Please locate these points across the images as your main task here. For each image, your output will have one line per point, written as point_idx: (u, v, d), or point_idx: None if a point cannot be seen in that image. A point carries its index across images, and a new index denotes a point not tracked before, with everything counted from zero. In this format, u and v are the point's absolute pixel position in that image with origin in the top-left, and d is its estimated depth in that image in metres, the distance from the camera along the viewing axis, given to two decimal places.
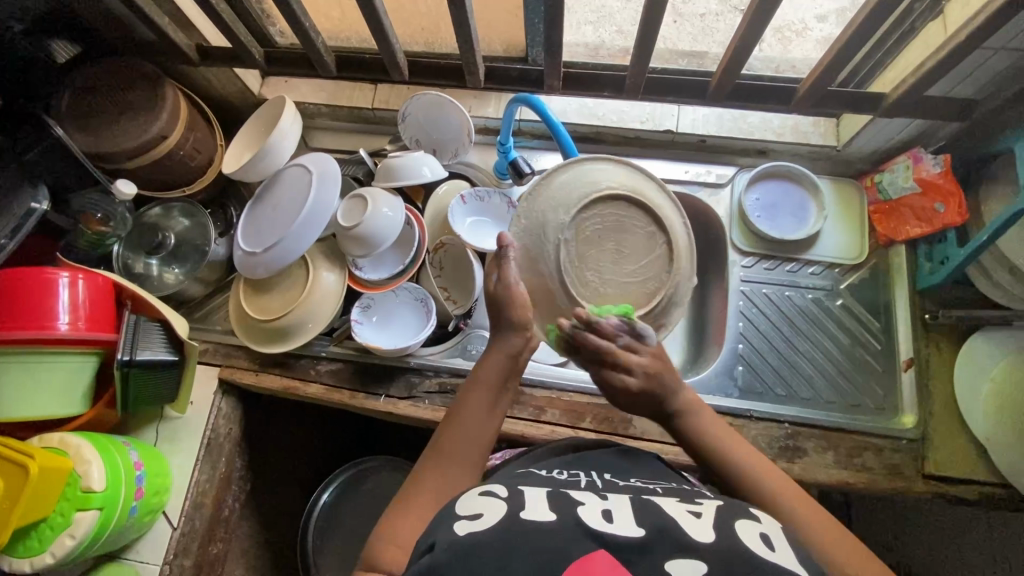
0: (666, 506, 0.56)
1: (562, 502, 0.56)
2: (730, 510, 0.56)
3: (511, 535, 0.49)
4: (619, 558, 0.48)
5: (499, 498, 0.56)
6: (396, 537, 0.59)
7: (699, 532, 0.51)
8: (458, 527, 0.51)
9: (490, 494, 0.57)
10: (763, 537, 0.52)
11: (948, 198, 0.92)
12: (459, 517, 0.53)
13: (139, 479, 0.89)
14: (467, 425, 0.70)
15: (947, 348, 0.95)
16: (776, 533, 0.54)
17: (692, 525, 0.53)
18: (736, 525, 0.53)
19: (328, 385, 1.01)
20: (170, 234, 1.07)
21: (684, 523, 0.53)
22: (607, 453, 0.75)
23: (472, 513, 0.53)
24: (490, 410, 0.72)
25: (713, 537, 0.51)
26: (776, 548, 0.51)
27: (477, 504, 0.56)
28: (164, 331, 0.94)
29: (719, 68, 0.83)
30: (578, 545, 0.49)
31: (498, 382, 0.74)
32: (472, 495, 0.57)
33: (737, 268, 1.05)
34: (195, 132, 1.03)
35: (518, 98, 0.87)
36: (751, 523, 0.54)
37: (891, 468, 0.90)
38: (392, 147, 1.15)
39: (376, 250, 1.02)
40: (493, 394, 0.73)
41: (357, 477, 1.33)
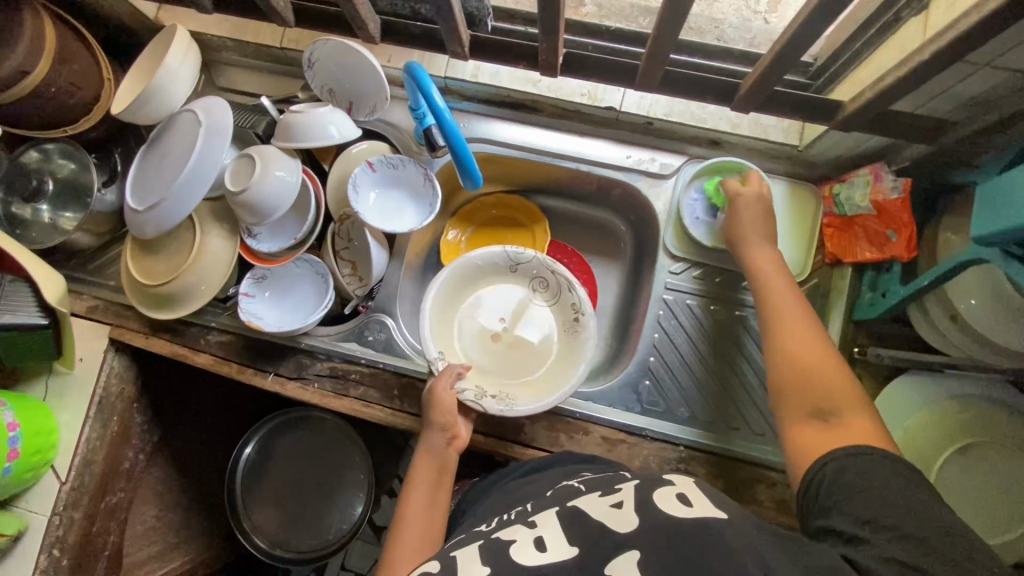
0: (590, 509, 0.59)
1: (495, 547, 0.57)
2: (646, 485, 0.60)
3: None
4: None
5: (433, 574, 0.55)
6: None
7: (622, 522, 0.55)
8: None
9: (424, 573, 0.56)
10: (680, 496, 0.57)
11: (902, 227, 0.82)
12: None
13: (11, 440, 0.88)
14: (417, 507, 0.76)
15: (870, 386, 0.88)
16: (692, 488, 0.59)
17: (615, 517, 0.56)
18: (654, 496, 0.57)
19: (217, 356, 0.97)
20: (50, 179, 0.98)
21: (606, 519, 0.56)
22: (563, 467, 0.80)
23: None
24: (433, 497, 0.78)
25: (634, 523, 0.54)
26: (693, 502, 0.56)
27: None
28: (34, 291, 0.88)
29: (648, 50, 0.69)
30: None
31: (440, 462, 0.81)
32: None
33: (664, 273, 0.96)
34: (70, 64, 0.92)
35: (408, 67, 0.74)
36: (668, 487, 0.58)
37: (780, 503, 0.86)
38: (302, 97, 1.02)
39: (270, 218, 0.93)
40: (436, 470, 0.80)
41: (281, 428, 1.35)
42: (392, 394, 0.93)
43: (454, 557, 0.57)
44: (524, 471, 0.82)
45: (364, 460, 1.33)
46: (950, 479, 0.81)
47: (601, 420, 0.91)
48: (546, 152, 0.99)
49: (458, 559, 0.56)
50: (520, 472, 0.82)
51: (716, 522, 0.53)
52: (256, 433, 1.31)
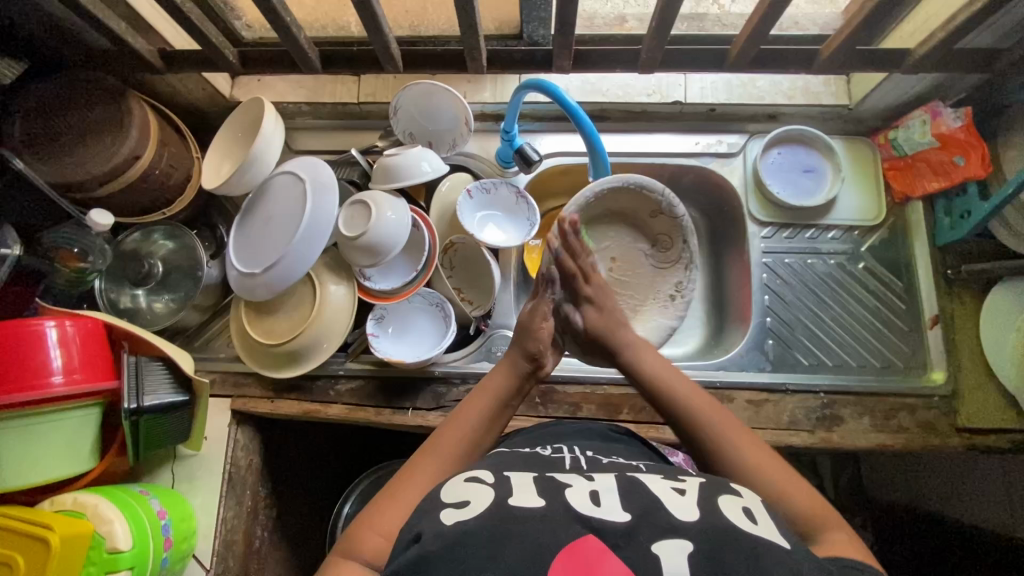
0: (652, 485, 0.57)
1: (550, 485, 0.56)
2: (714, 486, 0.57)
3: (497, 524, 0.50)
4: (608, 541, 0.49)
5: (486, 485, 0.56)
6: (378, 525, 0.58)
7: (684, 510, 0.52)
8: (445, 517, 0.52)
9: (476, 481, 0.58)
10: (746, 511, 0.53)
11: (969, 151, 0.91)
12: (444, 506, 0.54)
13: (165, 528, 0.84)
14: (464, 423, 0.70)
15: (971, 302, 0.96)
16: (757, 506, 0.56)
17: (678, 502, 0.53)
18: (720, 501, 0.54)
19: (350, 405, 0.96)
20: (157, 260, 0.99)
21: (666, 500, 0.54)
22: (588, 436, 0.77)
23: (458, 502, 0.54)
24: (489, 420, 0.72)
25: (697, 516, 0.51)
26: (759, 521, 0.53)
27: (464, 492, 0.56)
28: (167, 368, 0.87)
29: (742, 34, 0.78)
30: (566, 530, 0.49)
31: (505, 391, 0.74)
32: (457, 484, 0.57)
33: (758, 239, 1.03)
34: (169, 146, 0.94)
35: (527, 83, 0.81)
36: (734, 498, 0.55)
37: (926, 425, 0.91)
38: (384, 143, 1.07)
39: (385, 258, 0.95)
40: (502, 398, 0.74)
41: (375, 484, 1.26)
42: (534, 403, 0.95)
43: (508, 479, 0.58)
44: (559, 432, 0.78)
45: None
46: None
47: (742, 384, 0.95)
48: (623, 154, 1.06)
49: (512, 481, 0.57)
50: (563, 433, 0.78)
51: (782, 552, 0.48)
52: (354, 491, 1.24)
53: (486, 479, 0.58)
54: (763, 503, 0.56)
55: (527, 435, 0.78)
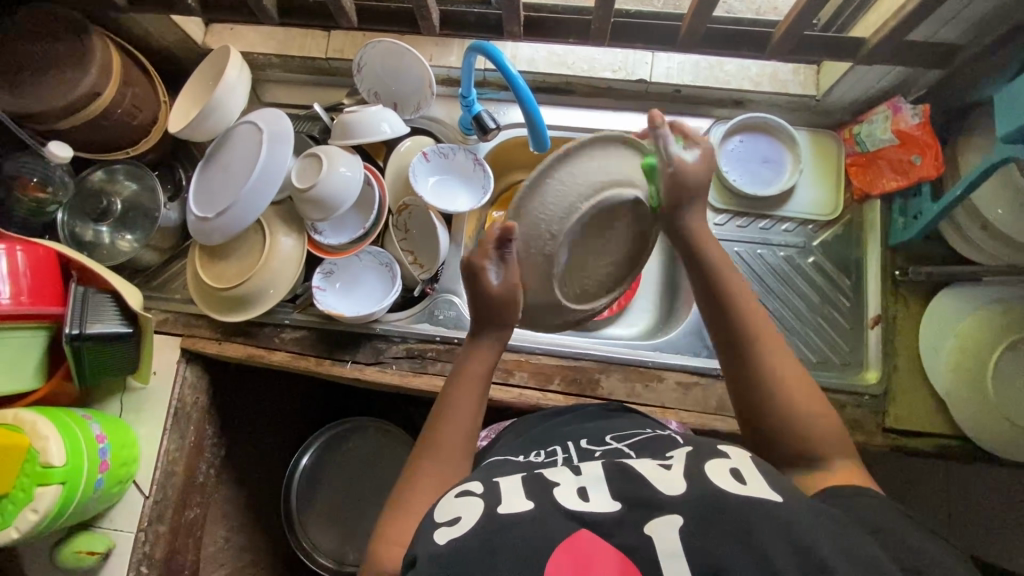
0: (638, 466, 0.57)
1: (538, 483, 0.56)
2: (701, 455, 0.58)
3: (487, 532, 0.50)
4: (601, 531, 0.50)
5: (476, 495, 0.56)
6: (391, 536, 0.60)
7: (671, 485, 0.53)
8: (438, 537, 0.51)
9: (465, 493, 0.57)
10: (733, 473, 0.54)
11: (925, 150, 0.89)
12: (436, 524, 0.53)
13: (102, 452, 0.89)
14: (451, 422, 0.69)
15: (916, 305, 0.95)
16: (745, 464, 0.57)
17: (663, 479, 0.54)
18: (708, 469, 0.55)
19: (293, 352, 1.00)
20: (118, 198, 1.02)
21: (654, 480, 0.54)
22: (588, 418, 0.78)
23: (450, 519, 0.53)
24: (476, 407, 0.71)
25: (684, 489, 0.52)
26: (748, 480, 0.53)
27: (455, 505, 0.55)
28: (116, 302, 0.91)
29: (690, 11, 0.77)
30: (560, 528, 0.50)
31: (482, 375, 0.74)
32: (448, 500, 0.57)
33: (710, 226, 1.03)
34: (133, 87, 0.96)
35: (473, 46, 0.82)
36: (721, 460, 0.57)
37: (852, 422, 0.92)
38: (349, 102, 1.08)
39: (335, 213, 0.97)
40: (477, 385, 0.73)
41: (338, 437, 1.33)
42: None
43: (496, 486, 0.57)
44: (550, 420, 0.79)
45: None
46: (1004, 374, 0.87)
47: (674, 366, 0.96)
48: (584, 129, 1.06)
49: (500, 489, 0.57)
50: (557, 421, 0.78)
51: (777, 508, 0.49)
52: (314, 442, 1.30)
53: (475, 490, 0.57)
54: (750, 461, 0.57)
55: (525, 430, 0.79)
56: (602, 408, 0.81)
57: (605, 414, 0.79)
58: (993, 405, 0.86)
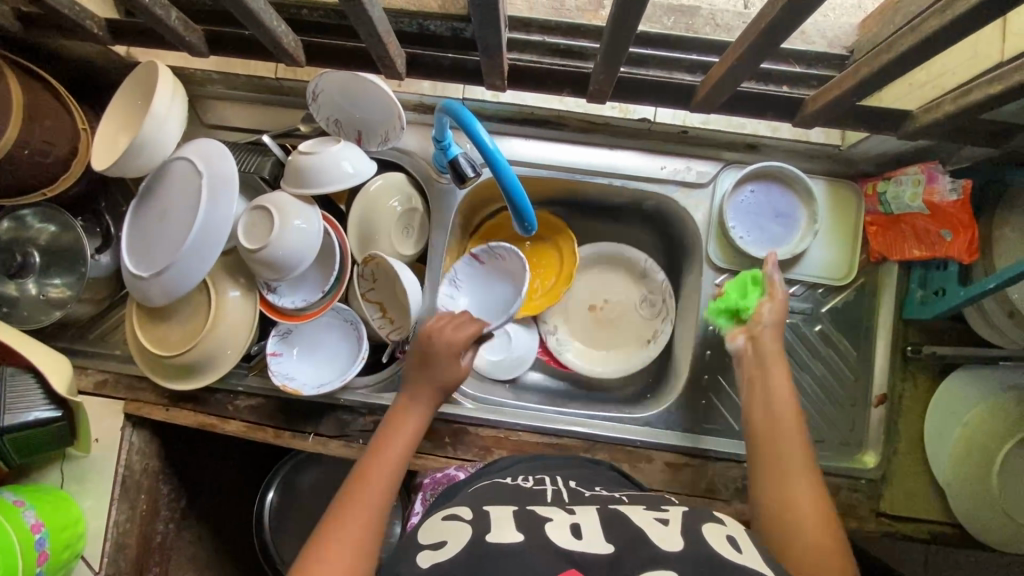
0: (634, 515, 0.59)
1: (529, 520, 0.59)
2: (697, 517, 0.59)
3: (474, 558, 0.53)
4: (590, 574, 0.51)
5: (464, 522, 0.60)
6: None
7: (667, 541, 0.54)
8: (422, 558, 0.56)
9: (454, 519, 0.62)
10: (730, 539, 0.55)
11: (958, 229, 0.80)
12: (422, 548, 0.58)
13: (39, 543, 0.81)
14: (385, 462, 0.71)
15: (924, 383, 0.89)
16: (743, 537, 0.57)
17: (661, 534, 0.55)
18: (704, 530, 0.56)
19: (249, 422, 0.91)
20: (36, 248, 0.88)
21: (649, 532, 0.56)
22: (585, 467, 0.78)
23: (435, 543, 0.58)
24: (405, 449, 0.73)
25: (681, 547, 0.53)
26: (743, 549, 0.54)
27: (440, 531, 0.60)
28: (39, 381, 0.80)
29: (712, 75, 0.65)
30: (550, 565, 0.51)
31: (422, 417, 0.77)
32: (435, 523, 0.61)
33: (711, 286, 0.93)
34: (42, 121, 0.81)
35: (450, 107, 0.68)
36: (718, 526, 0.57)
37: (846, 508, 0.87)
38: (305, 130, 0.93)
39: (292, 273, 0.86)
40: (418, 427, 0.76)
41: (297, 470, 1.24)
42: (444, 442, 0.89)
43: (486, 515, 0.61)
44: (540, 459, 0.81)
45: None
46: (1010, 467, 0.83)
47: (663, 445, 0.89)
48: (576, 170, 0.93)
49: (490, 518, 0.60)
50: (548, 459, 0.80)
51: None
52: (276, 476, 1.23)
53: (465, 517, 0.62)
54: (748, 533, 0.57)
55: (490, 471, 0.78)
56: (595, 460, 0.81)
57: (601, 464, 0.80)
58: (995, 500, 0.83)
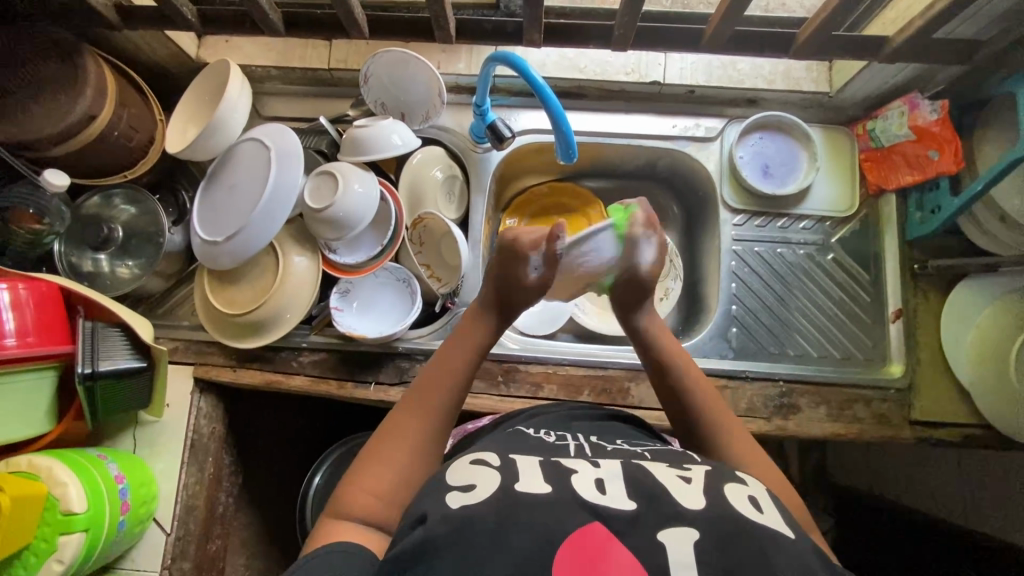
0: (657, 472, 0.55)
1: (558, 470, 0.55)
2: (718, 475, 0.56)
3: (505, 508, 0.49)
4: (614, 528, 0.48)
5: (491, 468, 0.55)
6: (366, 484, 0.60)
7: (690, 498, 0.51)
8: (450, 500, 0.51)
9: (482, 463, 0.57)
10: (751, 499, 0.53)
11: (943, 145, 0.90)
12: (449, 488, 0.53)
13: (123, 492, 0.85)
14: (444, 381, 0.70)
15: (934, 297, 0.97)
16: (764, 496, 0.55)
17: (683, 490, 0.52)
18: (726, 489, 0.53)
19: (313, 377, 0.97)
20: (117, 224, 0.97)
21: (672, 488, 0.52)
22: (592, 420, 0.77)
23: (464, 485, 0.53)
24: (469, 363, 0.72)
25: (703, 504, 0.50)
26: (764, 508, 0.52)
27: (467, 473, 0.55)
28: (125, 334, 0.87)
29: (715, 15, 0.77)
30: (572, 517, 0.49)
31: (478, 345, 0.74)
32: (462, 466, 0.56)
33: (729, 227, 1.03)
34: (129, 107, 0.91)
35: (496, 55, 0.79)
36: (740, 485, 0.55)
37: (880, 417, 0.93)
38: (355, 113, 1.04)
39: (352, 232, 0.94)
40: (474, 354, 0.73)
41: (348, 455, 1.27)
42: (497, 381, 0.95)
43: (515, 462, 0.56)
44: (569, 412, 0.78)
45: None
46: None
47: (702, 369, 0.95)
48: (598, 133, 1.04)
49: (518, 465, 0.56)
50: (567, 414, 0.78)
51: (788, 540, 0.48)
52: (326, 460, 1.26)
53: (492, 462, 0.57)
54: (770, 495, 0.55)
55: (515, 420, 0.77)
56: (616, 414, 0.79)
57: (619, 417, 0.79)
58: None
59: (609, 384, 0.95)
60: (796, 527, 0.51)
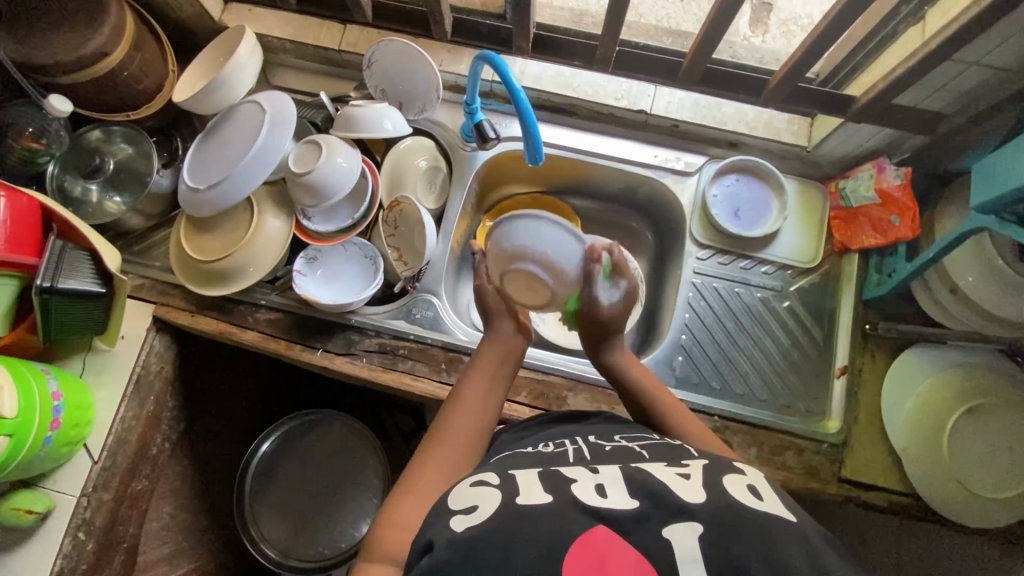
0: (656, 471, 0.55)
1: (553, 478, 0.54)
2: (717, 467, 0.56)
3: (508, 521, 0.47)
4: (617, 529, 0.47)
5: (492, 485, 0.53)
6: (397, 521, 0.57)
7: (690, 492, 0.51)
8: (455, 523, 0.48)
9: (481, 483, 0.54)
10: (751, 488, 0.53)
11: (904, 212, 0.94)
12: (453, 512, 0.50)
13: (56, 409, 0.87)
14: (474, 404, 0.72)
15: (881, 359, 0.97)
16: (763, 484, 0.55)
17: (682, 486, 0.52)
18: (725, 482, 0.53)
19: (265, 333, 0.99)
20: (111, 159, 1.02)
21: (673, 485, 0.52)
22: (601, 421, 0.76)
23: (466, 506, 0.50)
24: (487, 405, 0.73)
25: (704, 497, 0.50)
26: (764, 497, 0.52)
27: (467, 496, 0.52)
28: (93, 261, 0.90)
29: (691, 51, 0.88)
30: (575, 522, 0.47)
31: (504, 362, 0.79)
32: (463, 488, 0.54)
33: (692, 259, 1.05)
34: (143, 53, 0.96)
35: (481, 55, 0.84)
36: (738, 477, 0.55)
37: (809, 469, 0.92)
38: (355, 94, 1.10)
39: (327, 202, 0.98)
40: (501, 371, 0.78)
41: (300, 429, 1.30)
42: (440, 368, 0.97)
43: (514, 479, 0.55)
44: (567, 425, 0.76)
45: (379, 460, 1.29)
46: (960, 439, 0.90)
47: None
48: (580, 150, 1.08)
49: (516, 480, 0.55)
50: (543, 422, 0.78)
51: (793, 525, 0.48)
52: (277, 428, 1.29)
53: (492, 480, 0.55)
54: (768, 481, 0.55)
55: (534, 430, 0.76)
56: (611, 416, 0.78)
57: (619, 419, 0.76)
58: (948, 469, 0.88)
59: (549, 394, 0.95)
60: (795, 510, 0.52)
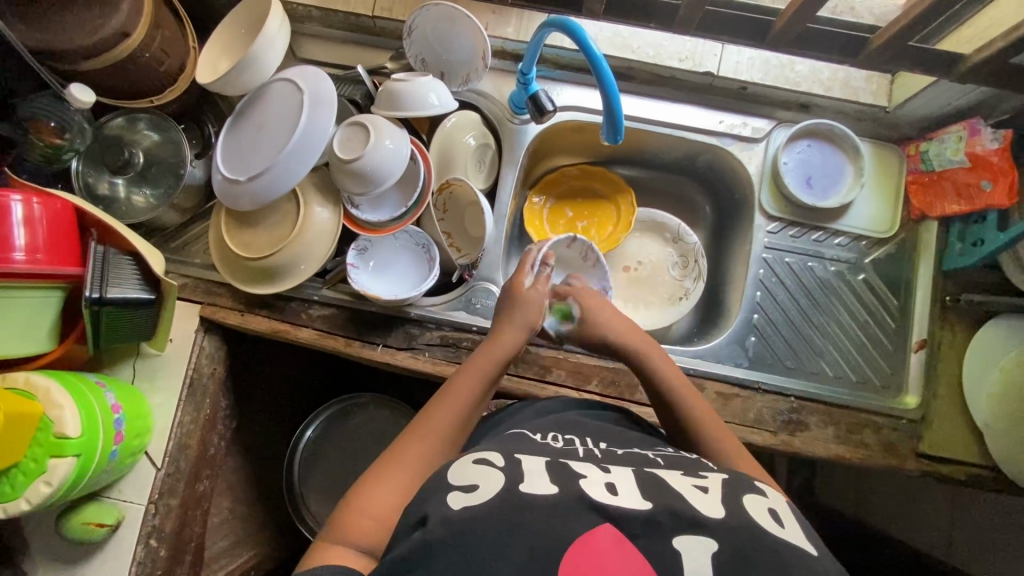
0: (671, 479, 0.52)
1: (562, 470, 0.52)
2: (736, 484, 0.53)
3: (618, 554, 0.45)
4: (626, 531, 0.45)
5: (495, 467, 0.51)
6: (366, 507, 0.56)
7: (707, 506, 0.48)
8: (453, 501, 0.47)
9: (486, 462, 0.53)
10: (772, 512, 0.49)
11: (998, 176, 0.87)
12: (451, 488, 0.49)
13: (117, 422, 0.83)
14: (460, 402, 0.68)
15: (962, 331, 0.94)
16: (783, 508, 0.51)
17: (700, 499, 0.49)
18: (743, 499, 0.50)
19: (321, 331, 0.95)
20: (138, 150, 0.94)
21: (687, 496, 0.49)
22: (600, 420, 0.77)
23: (466, 485, 0.49)
24: (470, 407, 0.69)
25: (723, 513, 0.47)
26: (786, 524, 0.48)
27: (472, 473, 0.51)
28: (136, 264, 0.85)
29: (789, 8, 0.81)
30: (579, 518, 0.45)
31: (502, 358, 0.74)
32: (464, 463, 0.53)
33: (762, 233, 1.00)
34: (162, 29, 0.87)
35: (553, 21, 0.76)
36: (758, 497, 0.51)
37: (887, 445, 0.91)
38: (393, 66, 1.01)
39: (377, 189, 0.91)
40: (495, 366, 0.73)
41: (343, 412, 1.29)
42: None
43: (519, 462, 0.53)
44: (567, 415, 0.77)
45: None
46: None
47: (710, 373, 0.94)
48: (638, 118, 1.01)
49: (522, 464, 0.52)
50: (556, 408, 0.79)
51: (812, 560, 0.45)
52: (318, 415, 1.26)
53: (497, 461, 0.53)
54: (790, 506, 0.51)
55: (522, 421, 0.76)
56: (626, 418, 0.79)
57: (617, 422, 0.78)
58: None
59: (621, 382, 0.92)
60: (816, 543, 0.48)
